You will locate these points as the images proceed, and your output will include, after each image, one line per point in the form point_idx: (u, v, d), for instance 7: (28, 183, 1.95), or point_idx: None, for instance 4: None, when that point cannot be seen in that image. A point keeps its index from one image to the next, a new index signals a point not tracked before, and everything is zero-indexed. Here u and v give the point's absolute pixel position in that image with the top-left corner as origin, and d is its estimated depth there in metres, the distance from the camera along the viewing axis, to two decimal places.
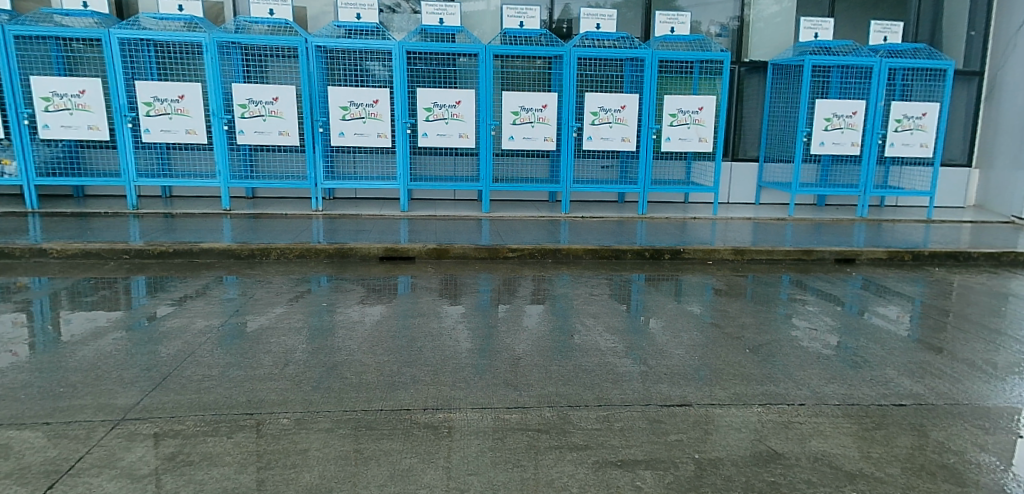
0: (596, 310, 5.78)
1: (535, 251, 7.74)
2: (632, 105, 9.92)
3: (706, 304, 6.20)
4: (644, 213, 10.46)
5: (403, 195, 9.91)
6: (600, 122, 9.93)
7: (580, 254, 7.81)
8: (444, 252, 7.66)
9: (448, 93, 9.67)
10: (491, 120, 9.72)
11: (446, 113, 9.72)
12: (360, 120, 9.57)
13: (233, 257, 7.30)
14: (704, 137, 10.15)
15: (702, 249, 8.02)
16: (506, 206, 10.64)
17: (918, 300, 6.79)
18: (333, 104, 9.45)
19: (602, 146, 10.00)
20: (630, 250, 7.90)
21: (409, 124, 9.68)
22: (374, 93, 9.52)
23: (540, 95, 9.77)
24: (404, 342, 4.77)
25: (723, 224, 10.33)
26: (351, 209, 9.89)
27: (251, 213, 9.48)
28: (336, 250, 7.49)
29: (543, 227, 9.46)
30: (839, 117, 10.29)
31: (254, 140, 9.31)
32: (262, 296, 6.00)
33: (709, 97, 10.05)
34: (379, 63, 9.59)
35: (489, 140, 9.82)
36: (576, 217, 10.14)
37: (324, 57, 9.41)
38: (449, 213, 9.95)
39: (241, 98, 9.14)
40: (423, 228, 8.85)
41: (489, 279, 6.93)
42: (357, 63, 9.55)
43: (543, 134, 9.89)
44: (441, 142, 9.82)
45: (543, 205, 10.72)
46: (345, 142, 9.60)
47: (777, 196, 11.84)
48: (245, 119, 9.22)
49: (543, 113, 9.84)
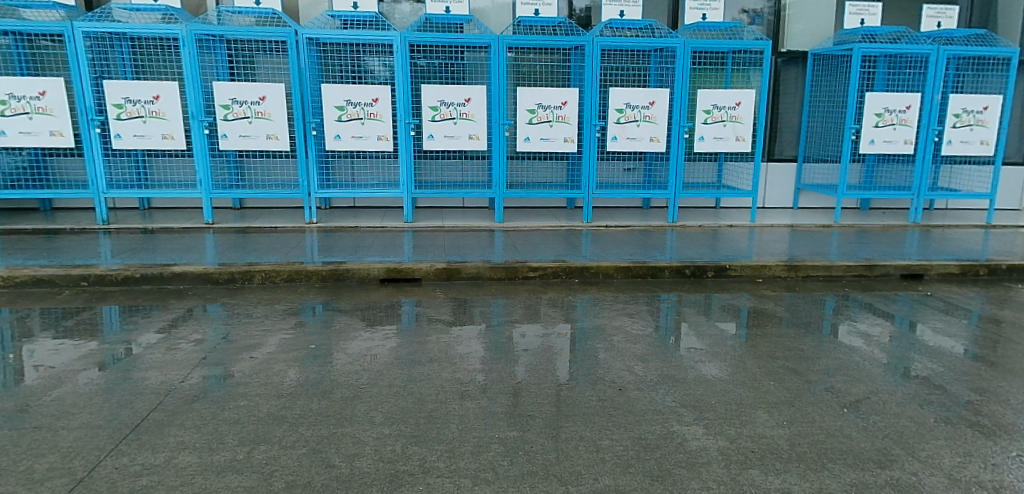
0: (642, 349, 4.75)
1: (559, 270, 6.72)
2: (662, 101, 8.86)
3: (771, 334, 5.17)
4: (674, 220, 9.42)
5: (407, 204, 8.90)
6: (626, 120, 8.88)
7: (611, 272, 6.77)
8: (455, 273, 6.62)
9: (456, 90, 8.64)
10: (503, 119, 8.72)
11: (454, 112, 8.72)
12: (359, 121, 8.57)
13: (211, 283, 6.29)
14: (741, 135, 9.10)
15: (751, 266, 6.96)
16: (520, 213, 9.62)
17: (976, 312, 6.11)
18: (328, 103, 8.44)
19: (628, 147, 8.96)
20: (668, 266, 6.85)
21: (413, 124, 8.66)
22: (374, 91, 8.52)
23: (560, 91, 8.73)
24: (408, 402, 3.76)
25: (761, 232, 9.28)
26: (349, 220, 8.89)
27: (237, 226, 8.48)
28: (330, 271, 6.47)
29: (564, 238, 8.41)
30: (891, 111, 9.22)
31: (239, 145, 8.30)
32: (239, 333, 4.99)
33: (748, 91, 9.00)
34: (380, 58, 8.61)
35: (502, 142, 8.81)
36: (599, 226, 9.10)
37: (317, 51, 8.44)
38: (459, 223, 8.93)
39: (224, 98, 8.13)
40: (430, 243, 7.83)
41: (508, 305, 5.90)
42: (355, 59, 8.64)
43: (562, 135, 8.86)
44: (448, 144, 8.80)
45: (561, 213, 9.69)
46: (342, 146, 8.59)
47: (816, 200, 10.78)
48: (228, 121, 8.20)
49: (563, 111, 8.80)
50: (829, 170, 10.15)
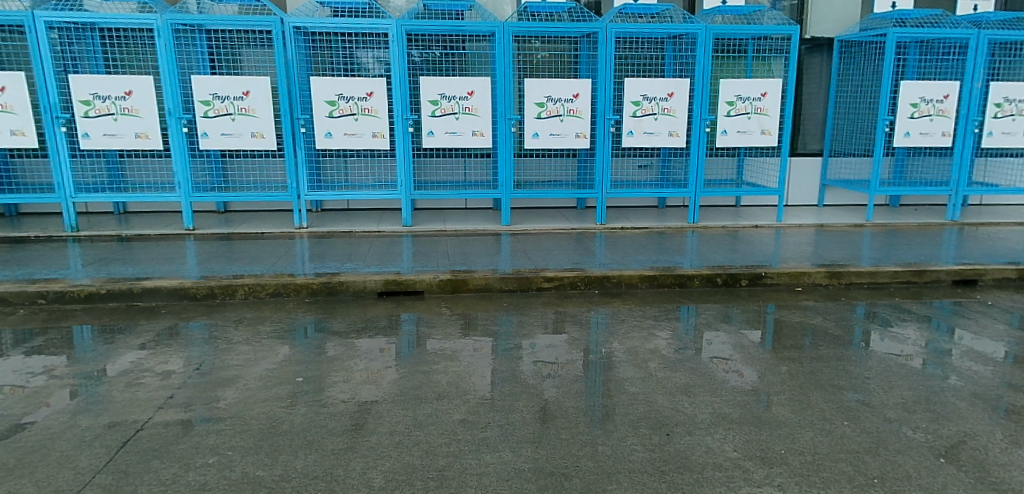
0: (685, 377, 4.08)
1: (577, 280, 6.05)
2: (680, 92, 8.19)
3: (829, 357, 4.50)
4: (693, 221, 8.76)
5: (405, 207, 8.21)
6: (643, 113, 8.20)
7: (635, 282, 6.11)
8: (461, 285, 5.94)
9: (458, 83, 7.96)
10: (510, 113, 8.05)
11: (457, 107, 8.03)
12: (352, 117, 7.88)
13: (187, 299, 5.59)
14: (766, 129, 8.45)
15: (788, 273, 6.31)
16: (528, 215, 8.95)
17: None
18: (318, 98, 7.74)
19: (644, 143, 8.30)
20: (697, 275, 6.19)
21: (411, 120, 8.01)
22: (368, 84, 7.82)
23: (571, 83, 8.06)
24: (414, 457, 3.08)
25: (788, 233, 8.63)
26: (343, 225, 8.20)
27: (222, 233, 7.78)
28: (322, 284, 5.77)
29: (577, 243, 7.74)
30: (928, 101, 8.64)
31: (221, 145, 7.60)
32: (213, 361, 4.29)
33: (774, 80, 8.34)
34: (375, 48, 7.92)
35: (508, 138, 8.14)
36: (614, 228, 8.43)
37: (306, 42, 7.73)
38: (462, 227, 8.24)
39: (204, 93, 7.43)
40: (432, 250, 7.15)
41: (523, 322, 5.22)
42: (346, 53, 7.93)
43: (574, 130, 8.19)
44: (449, 142, 8.12)
45: (572, 214, 9.03)
46: (334, 145, 7.90)
47: (843, 197, 10.17)
48: (209, 118, 7.50)
49: (574, 104, 8.12)
50: (858, 164, 9.63)
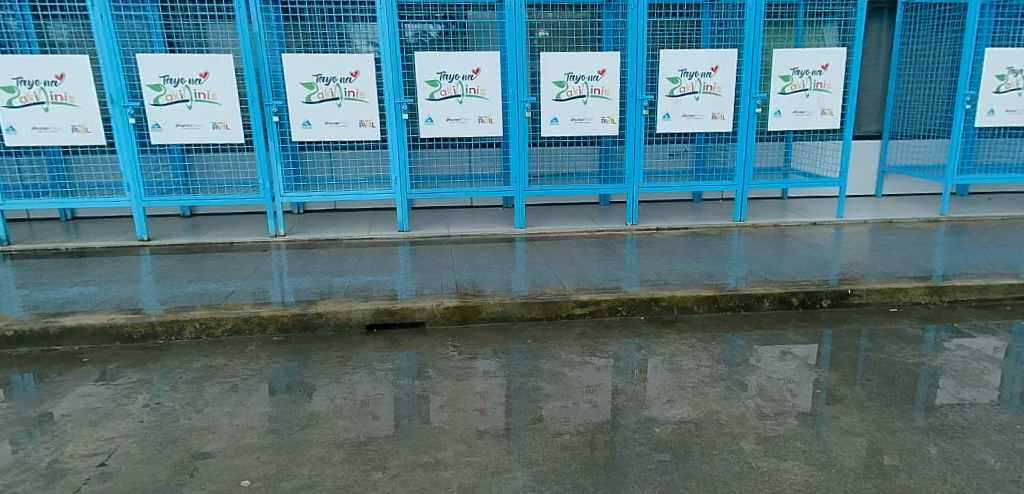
0: (801, 469, 2.83)
1: (617, 305, 4.80)
2: (726, 66, 6.88)
3: (986, 424, 3.25)
4: (740, 219, 7.48)
5: (400, 208, 6.95)
6: (681, 92, 6.90)
7: (690, 305, 4.87)
8: (472, 314, 4.69)
9: (461, 59, 6.64)
10: (523, 95, 6.79)
11: (459, 88, 6.72)
12: (334, 101, 6.58)
13: (118, 340, 4.32)
14: (828, 108, 7.24)
15: (880, 290, 5.11)
16: (544, 214, 7.70)
17: None
18: (292, 79, 6.43)
19: (684, 127, 7.01)
20: (768, 295, 4.96)
21: (406, 104, 6.71)
22: (353, 62, 6.50)
23: (595, 57, 6.73)
24: None
25: (852, 231, 7.37)
26: (329, 231, 6.92)
27: (182, 242, 6.47)
28: (294, 316, 4.49)
29: (607, 247, 6.48)
30: (1016, 72, 7.36)
31: (176, 138, 6.27)
32: (126, 448, 3.01)
33: (836, 50, 7.11)
34: (364, 19, 6.65)
35: (523, 124, 6.86)
36: (648, 229, 7.14)
37: (278, 14, 6.48)
38: (470, 231, 6.98)
39: (153, 76, 6.08)
40: (435, 262, 5.89)
41: (556, 366, 3.95)
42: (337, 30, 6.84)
43: (600, 113, 6.88)
44: (451, 130, 6.83)
45: (597, 213, 7.78)
46: (313, 136, 6.62)
47: (905, 185, 9.11)
48: (160, 106, 6.16)
49: (600, 83, 6.79)
50: (921, 149, 8.57)
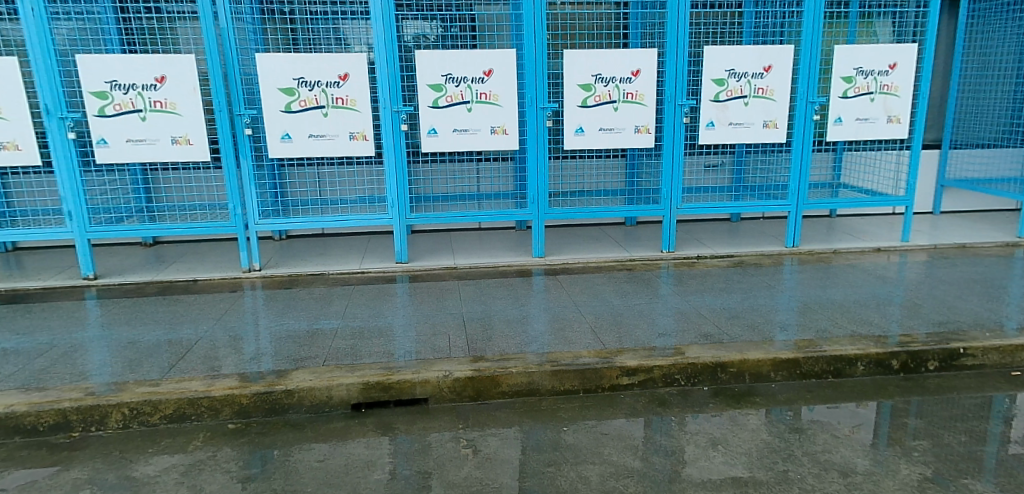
0: None
1: (674, 373, 3.78)
2: (781, 65, 5.92)
3: None
4: (792, 245, 6.41)
5: (398, 236, 5.90)
6: (728, 96, 5.91)
7: (765, 371, 3.86)
8: (489, 388, 3.65)
9: (469, 58, 5.60)
10: (543, 100, 5.76)
11: (468, 93, 5.68)
12: (319, 110, 5.53)
13: (20, 433, 3.26)
14: (894, 115, 6.21)
15: (997, 348, 4.08)
16: (563, 239, 6.66)
17: None
18: (268, 84, 5.39)
19: (730, 137, 6.01)
20: (862, 357, 3.96)
21: (405, 113, 5.67)
22: (341, 62, 5.46)
23: (629, 56, 5.69)
24: None
25: (925, 257, 6.31)
26: (313, 263, 5.87)
27: (137, 280, 5.41)
28: (257, 396, 3.43)
29: (643, 281, 5.43)
30: None
31: (126, 156, 5.21)
32: None
33: (907, 46, 6.07)
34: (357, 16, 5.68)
35: (543, 135, 5.84)
36: (687, 258, 6.09)
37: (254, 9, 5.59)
38: (479, 261, 5.92)
39: (97, 82, 5.02)
40: (439, 307, 4.85)
41: (608, 476, 2.91)
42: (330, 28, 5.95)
43: (632, 122, 5.85)
44: (458, 143, 5.78)
45: (624, 237, 6.75)
46: (294, 151, 5.57)
47: (966, 201, 8.07)
48: (105, 118, 5.11)
49: (634, 86, 5.77)
50: (986, 159, 7.56)
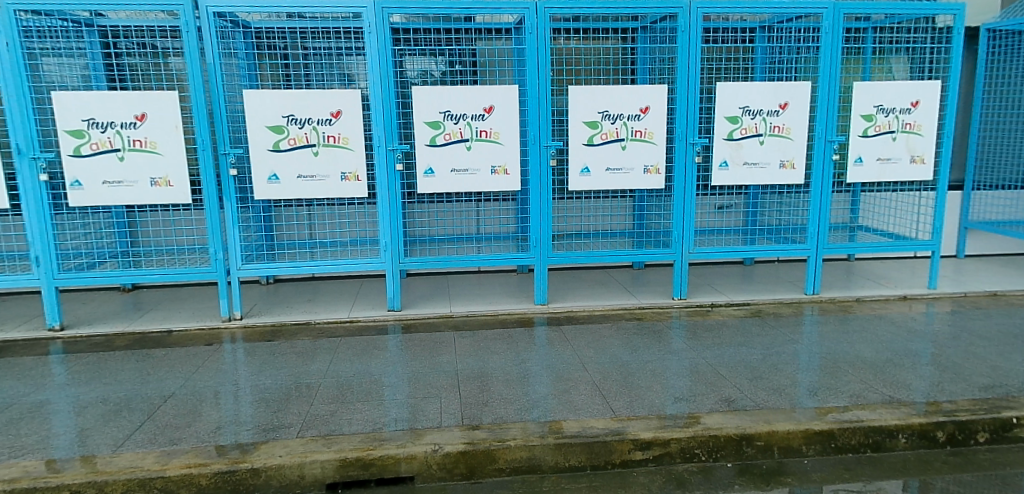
0: None
1: (695, 447, 3.40)
2: (799, 102, 5.61)
3: None
4: (812, 292, 6.02)
5: (391, 282, 5.54)
6: (742, 134, 5.60)
7: (796, 445, 3.48)
8: (485, 465, 3.25)
9: (469, 95, 5.30)
10: (546, 139, 5.45)
11: (467, 130, 5.37)
12: (309, 149, 5.23)
13: None
14: (918, 154, 5.85)
15: None
16: (568, 284, 6.28)
17: None
18: (255, 121, 5.09)
19: (744, 178, 5.68)
20: (904, 428, 3.55)
21: (401, 151, 5.36)
22: (333, 99, 5.17)
23: (638, 92, 5.39)
24: None
25: (954, 305, 5.90)
26: (300, 311, 5.51)
27: (109, 331, 5.06)
28: (217, 477, 3.09)
29: (654, 332, 5.04)
30: None
31: (102, 198, 4.90)
32: None
33: (930, 83, 5.74)
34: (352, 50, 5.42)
35: (546, 176, 5.51)
36: (701, 306, 5.70)
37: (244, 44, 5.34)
38: (478, 309, 5.54)
39: (73, 120, 4.73)
40: (432, 362, 4.46)
41: None
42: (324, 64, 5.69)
43: (642, 161, 5.52)
44: (456, 183, 5.45)
45: (632, 282, 6.37)
46: (282, 192, 5.24)
47: (991, 243, 7.68)
48: (81, 158, 4.81)
49: (643, 123, 5.46)
50: (1009, 200, 7.20)
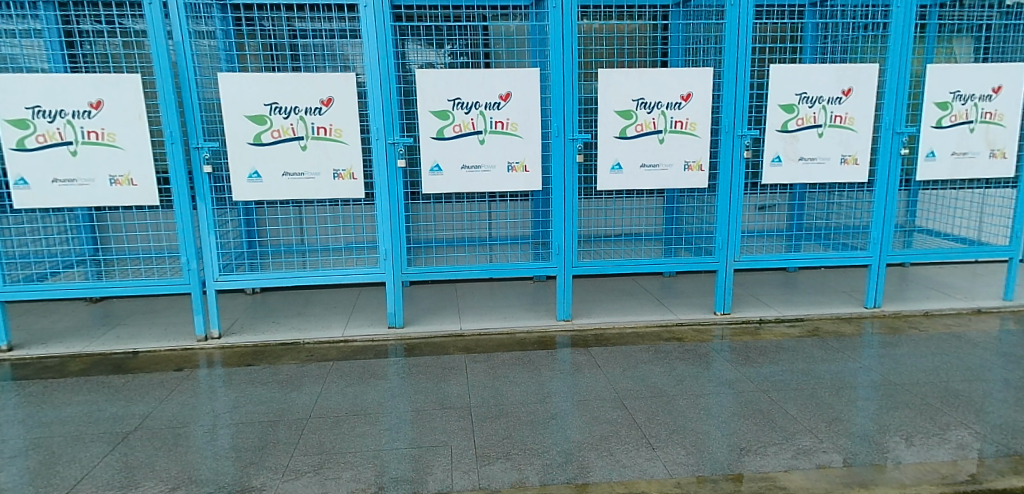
0: None
1: None
2: (863, 89, 4.86)
3: None
4: (872, 305, 5.25)
5: (393, 295, 4.83)
6: (797, 125, 4.86)
7: None
8: None
9: (482, 79, 4.56)
10: (572, 130, 4.73)
11: (480, 120, 4.64)
12: (296, 142, 4.51)
13: None
14: (998, 148, 5.11)
15: None
16: (592, 296, 5.55)
17: None
18: (234, 111, 4.39)
19: (798, 175, 4.95)
20: None
21: (405, 145, 4.64)
22: (325, 84, 4.44)
23: (678, 76, 4.65)
24: None
25: None
26: (287, 328, 4.79)
27: (65, 353, 4.36)
28: None
29: (699, 354, 4.29)
30: None
31: (53, 200, 4.23)
32: None
33: (1015, 65, 4.98)
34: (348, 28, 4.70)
35: (571, 173, 4.79)
36: (747, 322, 4.95)
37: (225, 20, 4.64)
38: (491, 326, 4.81)
39: (16, 107, 4.07)
40: (438, 394, 3.73)
41: None
42: (316, 44, 4.97)
43: (682, 157, 4.79)
44: (467, 182, 4.72)
45: (665, 293, 5.63)
46: (265, 193, 4.53)
47: None
48: (27, 153, 4.14)
49: (683, 112, 4.72)
50: None
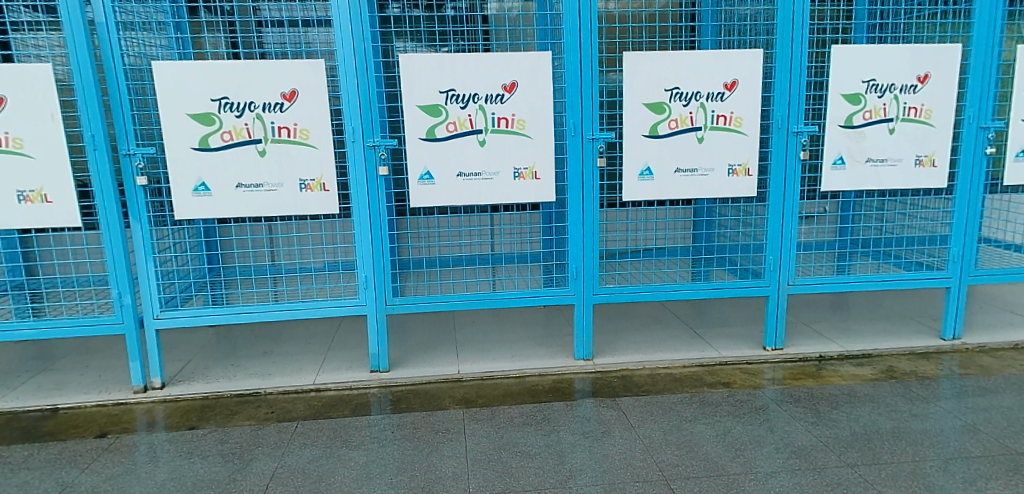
0: None
1: None
2: (946, 75, 3.99)
3: None
4: (950, 336, 4.40)
5: (376, 332, 3.96)
6: (865, 119, 4.00)
7: None
8: None
9: (482, 66, 3.70)
10: (593, 128, 3.87)
11: (480, 117, 3.77)
12: (253, 147, 3.64)
13: None
14: None
15: None
16: (614, 327, 4.69)
17: None
18: (173, 108, 3.53)
19: (865, 180, 4.08)
20: None
21: (388, 149, 3.78)
22: (287, 74, 3.58)
23: (722, 61, 3.78)
24: None
25: None
26: (247, 375, 3.94)
27: None
28: None
29: (754, 408, 3.44)
30: None
31: None
32: None
33: None
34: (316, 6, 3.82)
35: (591, 180, 3.92)
36: (803, 360, 4.10)
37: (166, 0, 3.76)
38: (494, 370, 3.95)
39: None
40: (426, 473, 2.87)
41: None
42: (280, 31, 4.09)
43: (725, 159, 3.92)
44: (465, 194, 3.86)
45: (699, 323, 4.76)
46: (215, 210, 3.67)
47: None
48: None
49: (727, 105, 3.85)
50: None
